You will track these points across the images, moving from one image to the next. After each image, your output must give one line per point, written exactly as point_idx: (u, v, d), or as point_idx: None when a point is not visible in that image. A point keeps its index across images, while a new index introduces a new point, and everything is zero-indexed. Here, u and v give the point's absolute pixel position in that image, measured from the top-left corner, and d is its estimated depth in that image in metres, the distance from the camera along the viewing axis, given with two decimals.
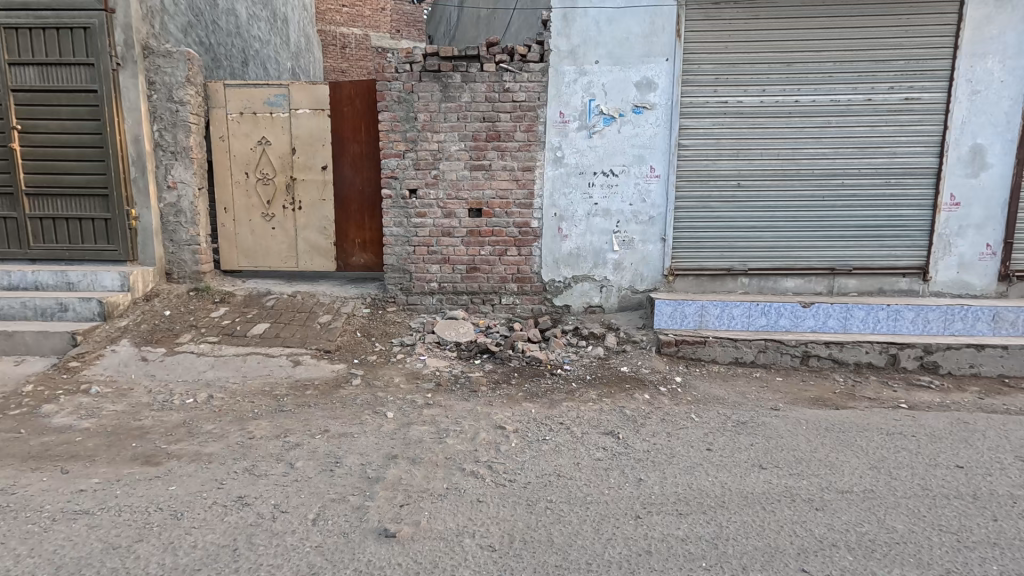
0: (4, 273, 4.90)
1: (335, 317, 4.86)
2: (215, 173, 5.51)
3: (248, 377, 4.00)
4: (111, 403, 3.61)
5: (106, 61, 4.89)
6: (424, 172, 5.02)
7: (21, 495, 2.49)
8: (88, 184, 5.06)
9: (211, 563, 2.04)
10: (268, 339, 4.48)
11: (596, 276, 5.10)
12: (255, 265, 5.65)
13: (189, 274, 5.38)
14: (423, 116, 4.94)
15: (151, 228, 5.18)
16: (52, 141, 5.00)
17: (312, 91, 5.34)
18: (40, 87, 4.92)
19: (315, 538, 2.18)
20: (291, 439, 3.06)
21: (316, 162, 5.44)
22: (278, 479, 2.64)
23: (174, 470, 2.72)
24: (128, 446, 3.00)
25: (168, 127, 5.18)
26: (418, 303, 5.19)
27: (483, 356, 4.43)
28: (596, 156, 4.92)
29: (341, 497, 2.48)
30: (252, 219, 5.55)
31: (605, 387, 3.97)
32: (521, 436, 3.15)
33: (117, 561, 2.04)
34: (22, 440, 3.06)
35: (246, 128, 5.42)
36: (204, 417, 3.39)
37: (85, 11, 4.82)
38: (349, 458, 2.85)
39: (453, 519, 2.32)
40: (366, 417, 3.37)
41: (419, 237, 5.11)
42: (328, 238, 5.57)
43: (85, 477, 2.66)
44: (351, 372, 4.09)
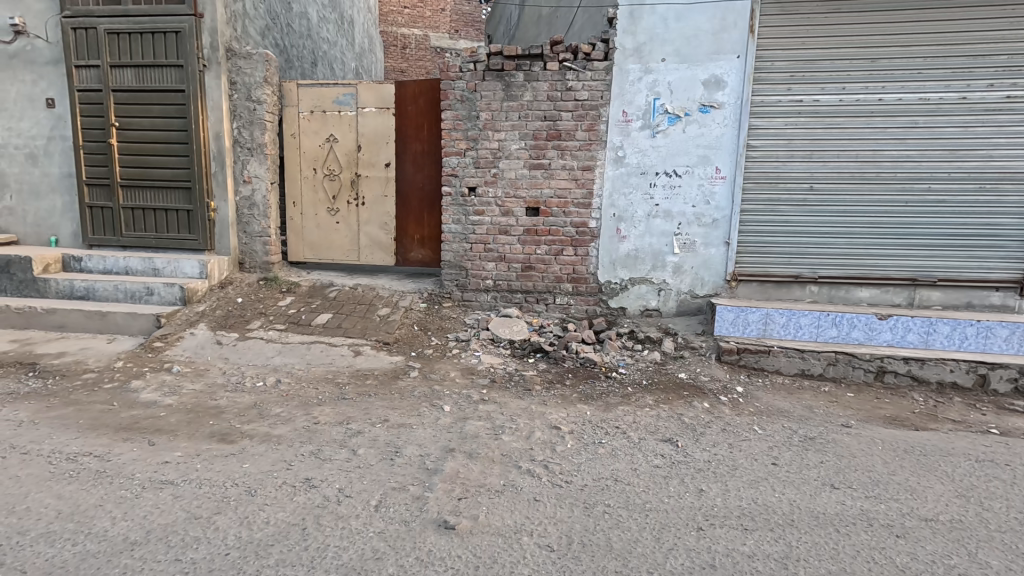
0: (100, 258, 5.35)
1: (394, 310, 4.99)
2: (287, 168, 5.78)
3: (312, 365, 4.17)
4: (190, 382, 3.87)
5: (194, 63, 5.24)
6: (483, 170, 5.07)
7: (115, 462, 2.72)
8: (174, 178, 5.43)
9: (283, 539, 2.14)
10: (331, 328, 4.66)
11: (655, 279, 5.00)
12: (320, 257, 5.89)
13: (260, 264, 5.67)
14: (485, 115, 4.99)
15: (227, 220, 5.50)
16: (145, 138, 5.41)
17: (379, 90, 5.51)
18: (136, 87, 5.33)
19: (378, 524, 2.25)
20: (353, 426, 3.17)
21: (379, 159, 5.61)
22: (342, 464, 2.74)
23: (247, 449, 2.88)
24: (206, 423, 3.20)
25: (246, 125, 5.48)
26: (473, 299, 5.26)
27: (537, 355, 4.44)
28: (659, 156, 4.81)
29: (402, 486, 2.55)
30: (318, 213, 5.79)
31: (662, 393, 3.88)
32: (577, 437, 3.13)
33: (199, 531, 2.17)
34: (114, 412, 3.33)
35: (316, 126, 5.65)
36: (273, 400, 3.57)
37: (177, 16, 5.19)
38: (409, 449, 2.92)
39: (510, 516, 2.34)
40: (424, 409, 3.45)
41: (476, 235, 5.17)
42: (389, 233, 5.73)
43: (170, 449, 2.86)
44: (409, 365, 4.19)
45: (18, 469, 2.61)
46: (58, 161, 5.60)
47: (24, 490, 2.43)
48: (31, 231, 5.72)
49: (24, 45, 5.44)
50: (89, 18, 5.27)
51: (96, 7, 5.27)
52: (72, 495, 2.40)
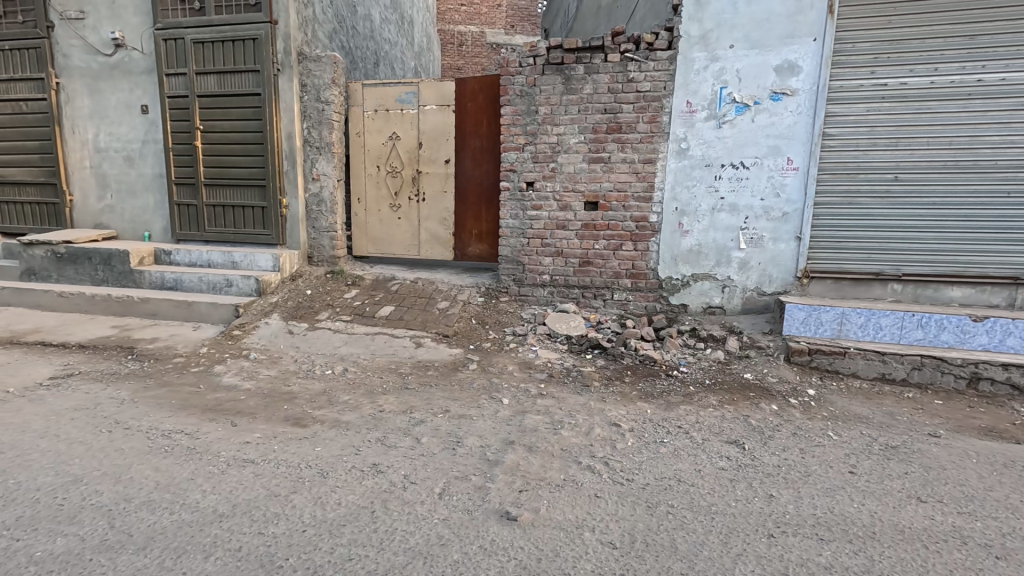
0: (186, 252, 5.79)
1: (452, 303, 5.09)
2: (352, 166, 6.01)
3: (376, 355, 4.34)
4: (266, 368, 4.13)
5: (269, 67, 5.55)
6: (541, 165, 5.06)
7: (203, 440, 2.94)
8: (251, 176, 5.78)
9: (354, 520, 2.24)
10: (393, 320, 4.82)
11: (718, 276, 4.82)
12: (382, 252, 6.09)
13: (327, 258, 5.94)
14: (544, 109, 4.97)
15: (298, 215, 5.80)
16: (225, 139, 5.79)
17: (440, 87, 5.62)
18: (217, 92, 5.71)
19: (442, 512, 2.31)
20: (416, 416, 3.27)
21: (439, 155, 5.72)
22: (406, 451, 2.84)
23: (318, 433, 3.04)
24: (281, 407, 3.41)
25: (315, 125, 5.74)
26: (529, 294, 5.27)
27: (594, 351, 4.41)
28: (725, 147, 4.62)
29: (464, 475, 2.61)
30: (381, 209, 5.99)
31: (726, 393, 3.74)
32: (637, 436, 3.08)
33: (279, 507, 2.31)
34: (201, 394, 3.61)
35: (379, 124, 5.84)
36: (341, 387, 3.75)
37: (255, 24, 5.50)
38: (469, 439, 2.98)
39: (572, 511, 2.33)
40: (483, 402, 3.50)
41: (534, 230, 5.17)
42: (448, 228, 5.85)
43: (250, 431, 3.06)
44: (468, 357, 4.27)
45: (122, 442, 2.88)
46: (150, 163, 6.10)
47: (128, 461, 2.69)
48: (128, 227, 6.28)
49: (123, 56, 5.95)
50: (177, 30, 5.70)
51: (184, 19, 5.68)
52: (168, 468, 2.63)
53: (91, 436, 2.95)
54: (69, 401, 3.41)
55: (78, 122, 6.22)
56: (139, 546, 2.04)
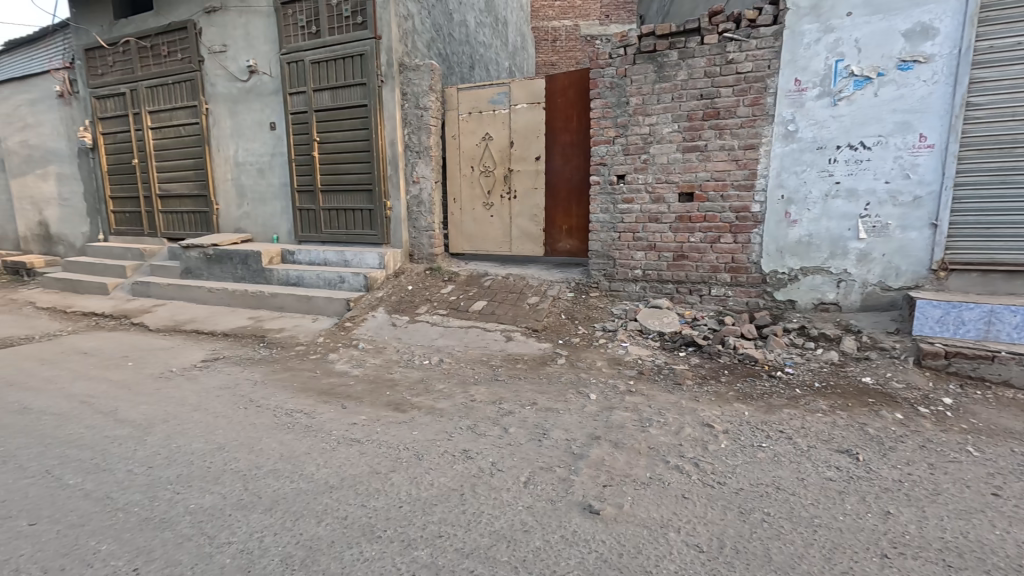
0: (307, 251, 6.47)
1: (543, 299, 5.16)
2: (449, 167, 6.31)
3: (470, 347, 4.54)
4: (372, 357, 4.51)
5: (375, 80, 6.00)
6: (633, 157, 4.94)
7: (318, 419, 3.30)
8: (359, 181, 6.31)
9: (445, 500, 2.39)
10: (486, 315, 5.01)
11: (832, 269, 4.39)
12: (476, 249, 6.32)
13: (426, 256, 6.30)
14: (635, 100, 4.85)
15: (400, 216, 6.21)
16: (338, 148, 6.37)
17: (531, 86, 5.71)
18: (331, 106, 6.30)
19: (526, 499, 2.38)
20: (505, 406, 3.39)
21: (530, 153, 5.81)
22: (495, 440, 2.95)
23: (415, 418, 3.28)
24: (383, 393, 3.71)
25: (415, 131, 6.11)
26: (620, 289, 5.19)
27: (689, 349, 4.24)
28: (841, 127, 4.19)
29: (549, 466, 2.66)
30: (475, 208, 6.23)
31: (839, 398, 3.41)
32: (732, 438, 2.93)
33: (379, 483, 2.54)
34: (318, 378, 4.05)
35: (473, 126, 6.07)
36: (437, 377, 3.99)
37: (362, 41, 5.99)
38: (556, 432, 3.03)
39: (657, 510, 2.28)
40: (570, 396, 3.53)
41: (625, 224, 5.07)
42: (539, 224, 5.92)
43: (358, 413, 3.38)
44: (556, 352, 4.31)
45: (255, 417, 3.34)
46: (278, 173, 6.89)
47: (259, 434, 3.10)
48: (261, 231, 7.16)
49: (256, 81, 6.78)
50: (299, 53, 6.37)
51: (304, 43, 6.34)
52: (290, 442, 2.99)
53: (233, 411, 3.45)
54: (215, 381, 4.00)
55: (222, 141, 7.20)
56: (266, 507, 2.36)
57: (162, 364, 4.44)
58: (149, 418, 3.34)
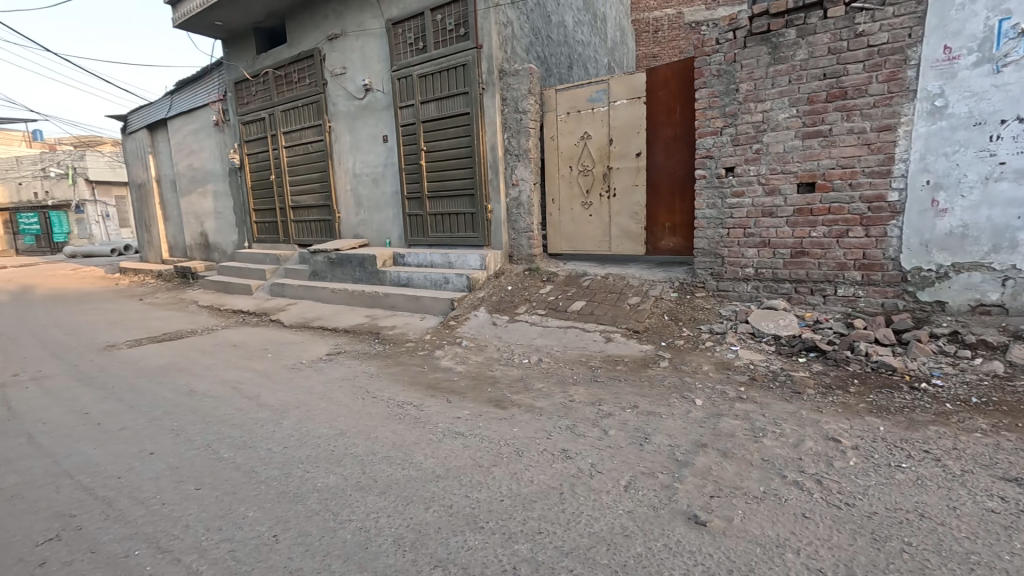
0: (415, 254, 6.90)
1: (644, 299, 5.00)
2: (547, 169, 6.36)
3: (569, 347, 4.55)
4: (475, 354, 4.69)
5: (477, 88, 6.23)
6: (743, 148, 4.61)
7: (425, 412, 3.51)
8: (463, 186, 6.59)
9: (544, 498, 2.42)
10: (585, 315, 4.97)
11: (995, 265, 3.75)
12: (575, 249, 6.30)
13: (525, 256, 6.40)
14: (746, 86, 4.52)
15: (500, 218, 6.37)
16: (442, 155, 6.71)
17: (631, 80, 5.56)
18: (437, 116, 6.65)
19: (627, 503, 2.33)
20: (604, 408, 3.35)
21: (630, 149, 5.67)
22: (594, 441, 2.93)
23: (516, 415, 3.35)
24: (485, 390, 3.84)
25: (514, 134, 6.24)
26: (729, 289, 4.86)
27: (809, 354, 3.86)
28: (1008, 96, 3.57)
29: (651, 472, 2.58)
30: (574, 207, 6.21)
31: (1004, 416, 2.89)
32: (863, 455, 2.61)
33: (481, 476, 2.64)
34: (426, 373, 4.31)
35: (572, 126, 6.06)
36: (536, 375, 4.05)
37: (465, 51, 6.25)
38: (658, 437, 2.93)
39: (771, 527, 2.11)
40: (674, 400, 3.39)
41: (734, 219, 4.75)
42: (640, 222, 5.75)
43: (461, 408, 3.54)
44: (659, 354, 4.16)
45: (371, 407, 3.63)
46: (390, 182, 7.43)
47: (375, 422, 3.37)
48: (376, 236, 7.77)
49: (371, 98, 7.37)
50: (408, 69, 6.82)
51: (412, 58, 6.77)
52: (401, 432, 3.22)
53: (353, 400, 3.79)
54: (338, 372, 4.42)
55: (342, 154, 7.91)
56: (381, 490, 2.56)
57: (295, 356, 4.99)
58: (285, 404, 3.78)
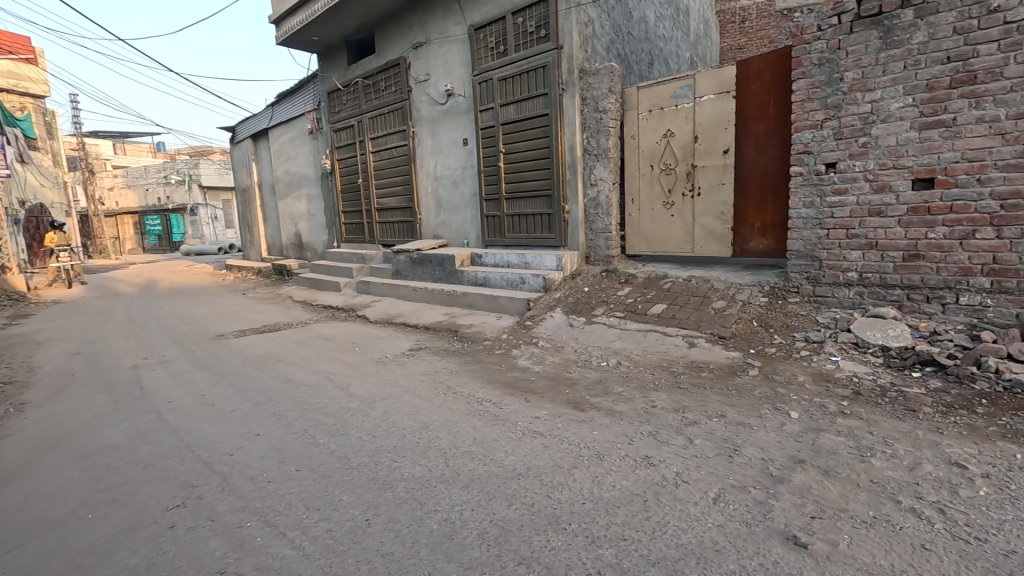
0: (492, 254, 7.02)
1: (730, 303, 4.75)
2: (627, 168, 6.23)
3: (649, 351, 4.42)
4: (551, 355, 4.69)
5: (556, 88, 6.22)
6: (848, 142, 4.25)
7: (504, 410, 3.56)
8: (540, 187, 6.61)
9: (628, 504, 2.36)
10: (666, 318, 4.81)
11: None
12: (655, 250, 6.12)
13: (603, 257, 6.31)
14: (851, 75, 4.17)
15: (578, 218, 6.33)
16: (521, 157, 6.77)
17: (720, 74, 5.31)
18: (516, 118, 6.73)
19: (717, 517, 2.22)
20: (689, 415, 3.22)
21: (717, 146, 5.42)
22: (678, 449, 2.83)
23: (595, 418, 3.31)
24: (563, 391, 3.83)
25: (594, 134, 6.17)
26: (828, 295, 4.50)
27: (924, 369, 3.49)
28: None
29: (742, 485, 2.44)
30: (655, 208, 6.04)
31: None
32: (997, 485, 2.31)
33: (561, 477, 2.63)
34: (504, 371, 4.38)
35: (654, 124, 5.89)
36: (616, 379, 3.97)
37: (545, 52, 6.27)
38: (749, 449, 2.77)
39: (885, 557, 1.92)
40: (765, 411, 3.19)
41: (835, 219, 4.39)
42: (726, 223, 5.48)
43: (540, 407, 3.56)
44: (748, 362, 3.94)
45: (452, 402, 3.74)
46: (469, 184, 7.62)
47: (457, 418, 3.47)
48: (454, 237, 8.00)
49: (452, 102, 7.60)
50: (488, 73, 6.95)
51: (493, 62, 6.90)
52: (481, 428, 3.28)
53: (435, 394, 3.93)
54: (421, 367, 4.60)
55: (424, 158, 8.22)
56: (464, 484, 2.62)
57: (380, 350, 5.26)
58: (372, 395, 3.99)
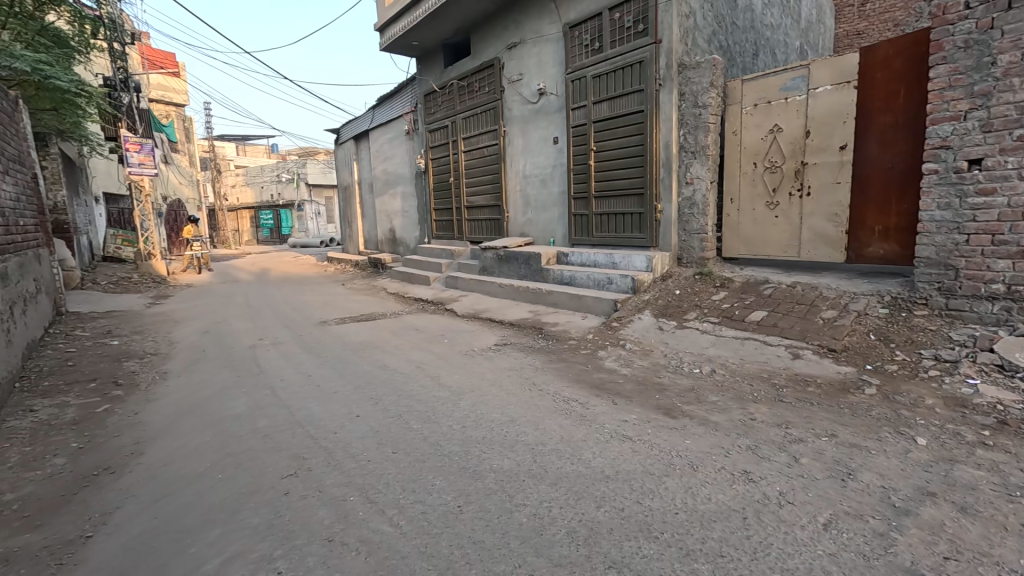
0: (579, 253, 6.97)
1: (843, 314, 4.34)
2: (727, 166, 5.90)
3: (746, 360, 4.17)
4: (640, 358, 4.57)
5: (653, 84, 6.04)
6: (998, 135, 3.72)
7: (591, 411, 3.53)
8: (631, 186, 6.46)
9: (725, 519, 2.24)
10: (766, 326, 4.51)
11: None
12: (754, 254, 5.76)
13: (696, 259, 6.04)
14: (1006, 58, 3.65)
15: (670, 218, 6.10)
16: (612, 155, 6.66)
17: (838, 63, 4.87)
18: (609, 116, 6.63)
19: (828, 545, 2.04)
20: (793, 432, 2.99)
21: (833, 141, 4.97)
22: (782, 467, 2.64)
23: (687, 426, 3.18)
24: (652, 396, 3.72)
25: (691, 130, 5.91)
26: (964, 309, 3.97)
27: None
28: None
29: (858, 513, 2.23)
30: (756, 208, 5.68)
31: None
32: None
33: (652, 484, 2.56)
34: (590, 372, 4.33)
35: (759, 118, 5.53)
36: (710, 387, 3.78)
37: (642, 47, 6.10)
38: (866, 475, 2.52)
39: None
40: (885, 435, 2.89)
41: (977, 223, 3.86)
42: (840, 225, 5.03)
43: (628, 411, 3.48)
44: (863, 379, 3.58)
45: (538, 399, 3.77)
46: (558, 182, 7.62)
47: (543, 414, 3.49)
48: (541, 235, 8.03)
49: (544, 101, 7.63)
50: (582, 70, 6.91)
51: (587, 60, 6.84)
52: (568, 427, 3.28)
53: (521, 390, 3.98)
54: (507, 363, 4.68)
55: (514, 157, 8.33)
56: (552, 481, 2.63)
57: (467, 344, 5.42)
58: (461, 387, 4.12)
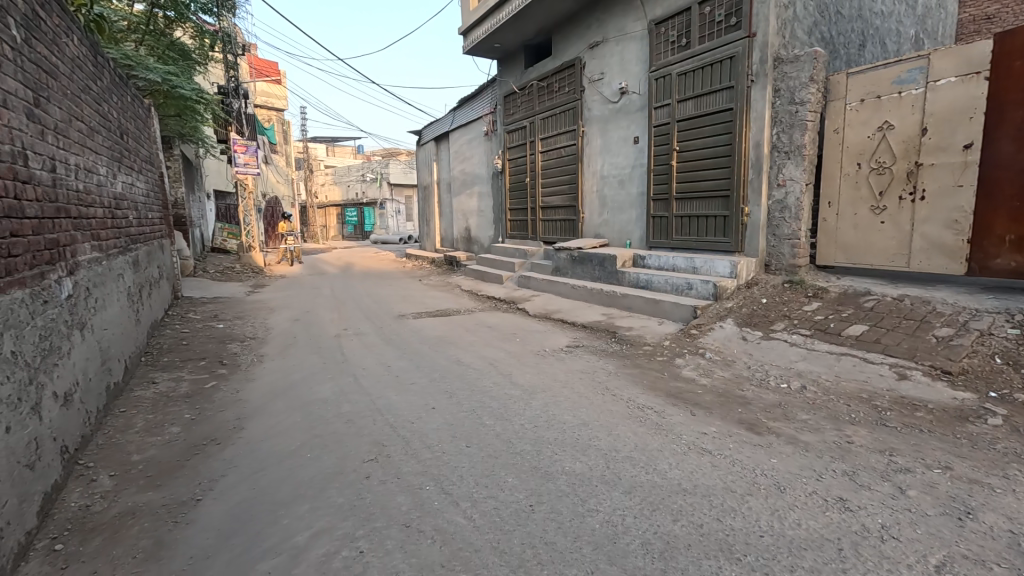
0: (657, 256, 6.76)
1: (961, 332, 3.88)
2: (825, 167, 5.47)
3: (842, 378, 3.84)
4: (720, 368, 4.35)
5: (744, 81, 5.72)
6: None
7: (667, 420, 3.40)
8: (716, 187, 6.17)
9: (817, 548, 2.08)
10: (866, 342, 4.13)
11: None
12: (854, 262, 5.30)
13: (786, 266, 5.66)
14: None
15: (758, 222, 5.75)
16: (696, 155, 6.39)
17: (966, 52, 4.38)
18: (694, 114, 6.36)
19: None
20: (898, 460, 2.72)
21: (955, 140, 4.47)
22: (884, 498, 2.40)
23: (773, 444, 2.98)
24: (735, 409, 3.52)
25: (786, 129, 5.54)
26: None
27: None
28: None
29: (978, 559, 1.97)
30: (858, 212, 5.21)
31: None
32: None
33: (734, 503, 2.42)
34: (666, 379, 4.18)
35: (865, 115, 5.07)
36: (799, 404, 3.52)
37: (734, 42, 5.80)
38: (989, 515, 2.23)
39: None
40: (1014, 472, 2.54)
41: None
42: (960, 233, 4.51)
43: (708, 423, 3.32)
44: (984, 407, 3.18)
45: (611, 404, 3.69)
46: (636, 183, 7.43)
47: (617, 420, 3.42)
48: (617, 237, 7.87)
49: (625, 100, 7.48)
50: (667, 68, 6.69)
51: (673, 56, 6.61)
52: (643, 434, 3.19)
53: (594, 394, 3.92)
54: (579, 365, 4.63)
55: (592, 157, 8.23)
56: (625, 489, 2.57)
57: (540, 344, 5.42)
58: (533, 386, 4.13)
